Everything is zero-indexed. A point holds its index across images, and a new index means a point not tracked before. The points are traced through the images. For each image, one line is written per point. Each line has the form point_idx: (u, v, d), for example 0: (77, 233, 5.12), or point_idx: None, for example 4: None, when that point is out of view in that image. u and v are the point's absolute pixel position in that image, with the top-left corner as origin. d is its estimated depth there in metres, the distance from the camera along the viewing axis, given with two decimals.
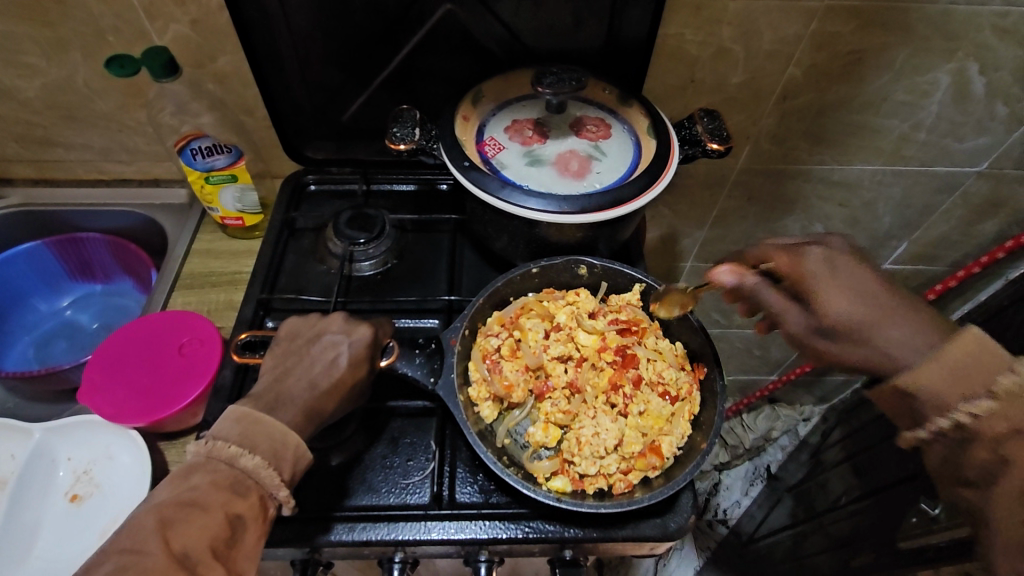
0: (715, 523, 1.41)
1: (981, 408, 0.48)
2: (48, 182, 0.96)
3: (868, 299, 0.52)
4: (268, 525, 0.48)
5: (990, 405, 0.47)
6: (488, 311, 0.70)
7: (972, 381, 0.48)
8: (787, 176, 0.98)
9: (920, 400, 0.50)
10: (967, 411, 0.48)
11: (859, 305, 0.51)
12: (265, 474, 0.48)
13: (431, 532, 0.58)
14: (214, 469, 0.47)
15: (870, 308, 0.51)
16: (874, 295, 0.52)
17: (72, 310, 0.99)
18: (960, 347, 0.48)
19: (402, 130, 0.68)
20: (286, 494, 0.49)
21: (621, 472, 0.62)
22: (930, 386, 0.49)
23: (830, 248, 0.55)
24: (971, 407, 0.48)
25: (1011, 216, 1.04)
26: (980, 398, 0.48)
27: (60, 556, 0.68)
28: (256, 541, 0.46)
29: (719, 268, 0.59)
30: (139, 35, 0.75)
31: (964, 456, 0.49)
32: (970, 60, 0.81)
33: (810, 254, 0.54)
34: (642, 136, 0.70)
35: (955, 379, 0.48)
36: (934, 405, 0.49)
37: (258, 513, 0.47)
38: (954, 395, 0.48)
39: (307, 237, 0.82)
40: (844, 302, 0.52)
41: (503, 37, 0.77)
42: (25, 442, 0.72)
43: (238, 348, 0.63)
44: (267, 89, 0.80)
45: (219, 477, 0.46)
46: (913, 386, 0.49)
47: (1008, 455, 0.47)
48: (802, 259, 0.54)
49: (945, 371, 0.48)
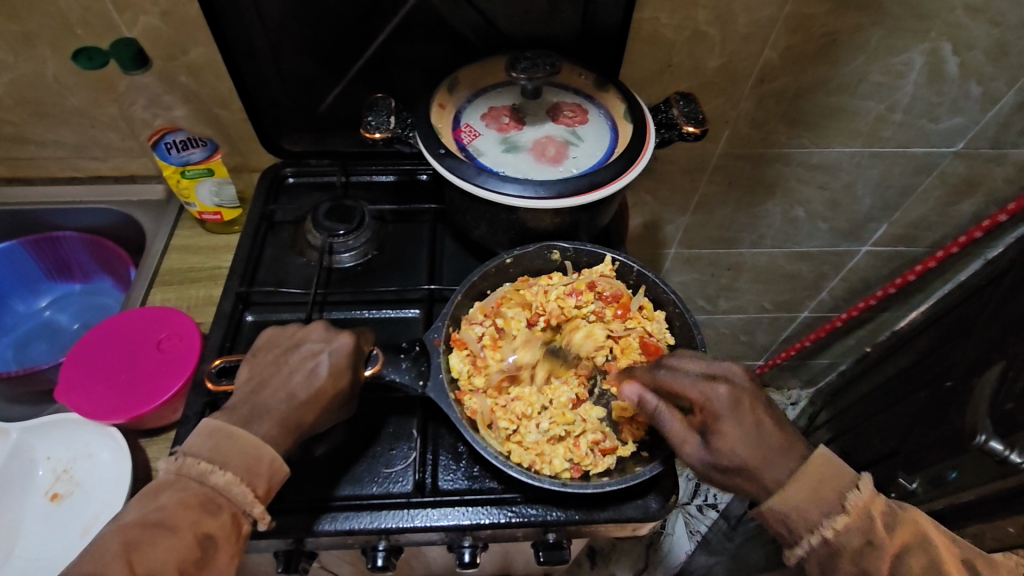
0: (704, 508, 1.41)
1: (840, 525, 0.50)
2: (22, 181, 0.95)
3: (755, 440, 0.53)
4: (243, 542, 0.48)
5: (846, 520, 0.50)
6: (469, 303, 0.69)
7: (825, 497, 0.51)
8: (766, 159, 0.98)
9: (789, 519, 0.51)
10: (830, 527, 0.50)
11: (748, 446, 0.52)
12: (238, 491, 0.48)
13: (414, 519, 0.59)
14: (184, 487, 0.47)
15: (761, 440, 0.53)
16: (736, 438, 0.53)
17: (51, 310, 0.98)
18: (815, 471, 0.51)
19: (377, 118, 0.67)
20: (261, 511, 0.49)
21: (593, 453, 0.62)
22: (793, 506, 0.51)
23: (737, 386, 0.55)
24: (833, 524, 0.50)
25: (989, 195, 1.05)
26: (836, 515, 0.50)
27: (41, 555, 0.67)
28: (229, 560, 0.46)
29: (626, 385, 0.58)
30: (108, 27, 0.74)
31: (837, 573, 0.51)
32: (943, 40, 0.82)
33: (719, 395, 0.54)
34: (618, 120, 0.70)
35: (816, 495, 0.51)
36: (801, 524, 0.51)
37: (230, 532, 0.47)
38: (814, 512, 0.50)
39: (286, 230, 0.81)
40: (737, 444, 0.53)
41: (480, 25, 0.77)
42: (3, 442, 0.71)
43: (215, 375, 0.61)
44: (241, 81, 0.80)
45: (188, 496, 0.46)
46: (781, 506, 0.51)
47: (869, 565, 0.50)
48: (711, 402, 0.54)
49: (804, 491, 0.51)
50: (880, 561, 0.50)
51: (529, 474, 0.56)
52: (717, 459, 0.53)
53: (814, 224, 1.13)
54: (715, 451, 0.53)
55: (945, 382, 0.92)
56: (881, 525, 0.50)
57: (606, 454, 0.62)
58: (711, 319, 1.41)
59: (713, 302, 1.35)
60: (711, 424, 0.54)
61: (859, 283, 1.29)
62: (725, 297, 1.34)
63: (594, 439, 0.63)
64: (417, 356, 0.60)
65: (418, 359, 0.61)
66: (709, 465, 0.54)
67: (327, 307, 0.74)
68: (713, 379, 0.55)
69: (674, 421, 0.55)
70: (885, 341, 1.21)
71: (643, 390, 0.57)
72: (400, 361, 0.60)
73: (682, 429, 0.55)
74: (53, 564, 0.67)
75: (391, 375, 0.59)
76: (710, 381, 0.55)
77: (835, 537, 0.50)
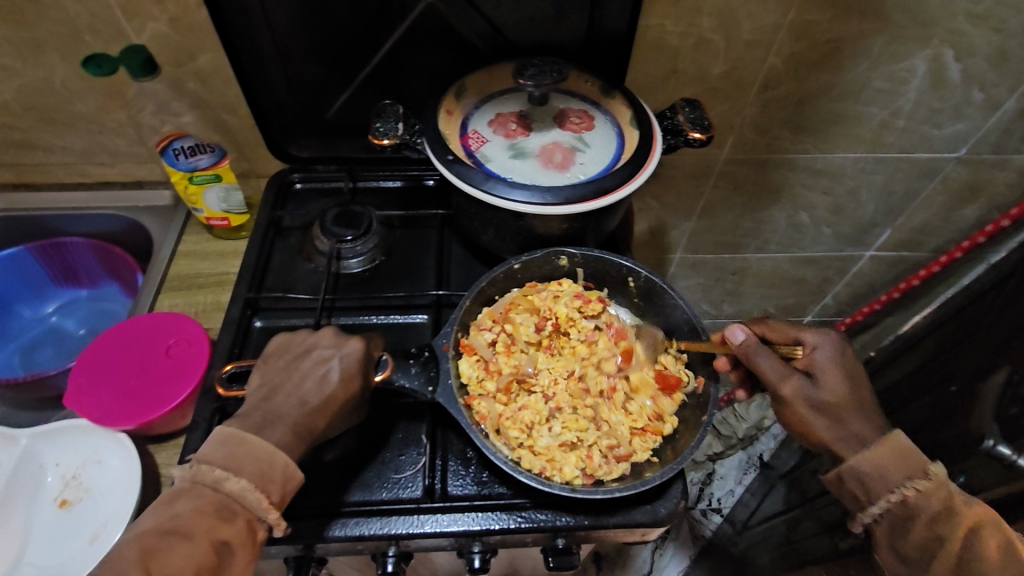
0: (708, 513, 1.39)
1: (921, 487, 0.53)
2: (29, 187, 0.95)
3: (852, 389, 0.58)
4: (258, 548, 0.49)
5: (928, 487, 0.53)
6: (478, 308, 0.69)
7: (908, 462, 0.54)
8: (770, 165, 0.98)
9: (868, 478, 0.55)
10: (910, 488, 0.53)
11: (847, 392, 0.58)
12: (252, 497, 0.48)
13: (424, 525, 0.59)
14: (199, 494, 0.47)
15: (857, 392, 0.59)
16: (855, 384, 0.59)
17: (57, 316, 0.99)
18: (893, 444, 0.55)
19: (386, 124, 0.68)
20: (276, 517, 0.49)
21: (604, 460, 0.62)
22: (874, 465, 0.54)
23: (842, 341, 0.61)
24: (915, 485, 0.53)
25: (992, 200, 1.06)
26: (917, 478, 0.53)
27: (50, 561, 0.68)
28: (246, 566, 0.46)
29: (733, 327, 0.62)
30: (118, 35, 0.74)
31: (906, 536, 0.53)
32: (945, 47, 0.82)
33: (827, 342, 0.61)
34: (624, 126, 0.71)
35: (895, 460, 0.54)
36: (881, 484, 0.54)
37: (245, 539, 0.47)
38: (896, 473, 0.54)
39: (294, 236, 0.81)
40: (836, 386, 0.58)
41: (486, 32, 0.77)
42: (12, 448, 0.72)
43: (225, 381, 0.61)
44: (248, 88, 0.80)
45: (203, 503, 0.46)
46: (863, 462, 0.55)
47: (943, 531, 0.51)
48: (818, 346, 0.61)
49: (885, 456, 0.54)
50: (953, 533, 0.51)
51: (538, 480, 0.56)
52: (819, 396, 0.58)
53: (817, 229, 1.13)
54: (818, 389, 0.58)
55: (950, 387, 0.92)
56: (963, 502, 0.52)
57: (620, 461, 0.63)
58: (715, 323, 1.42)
59: (717, 306, 1.36)
60: (816, 366, 0.60)
61: (863, 288, 1.30)
62: (729, 302, 1.34)
63: (606, 448, 0.64)
64: (426, 361, 0.60)
65: (428, 364, 0.60)
66: (808, 402, 0.58)
67: (335, 313, 0.74)
68: (821, 332, 0.62)
69: (773, 360, 0.60)
70: (888, 346, 1.22)
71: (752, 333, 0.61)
72: (410, 367, 0.60)
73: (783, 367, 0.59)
74: (61, 570, 0.67)
75: (401, 380, 0.59)
76: (825, 333, 0.62)
77: (916, 498, 0.53)
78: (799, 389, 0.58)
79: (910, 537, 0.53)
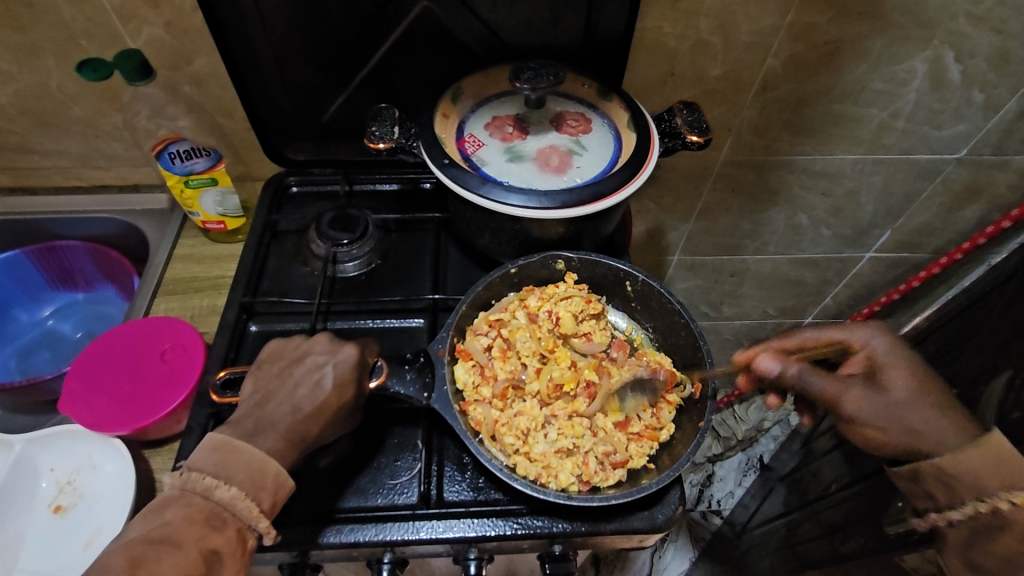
0: (709, 514, 1.40)
1: (1019, 499, 0.52)
2: (25, 191, 0.95)
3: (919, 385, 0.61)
4: (248, 557, 0.48)
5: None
6: (474, 313, 0.69)
7: (1007, 472, 0.54)
8: (769, 167, 0.98)
9: (957, 480, 0.56)
10: (1009, 499, 0.53)
11: (914, 389, 0.60)
12: (242, 506, 0.47)
13: (419, 531, 0.58)
14: (188, 503, 0.47)
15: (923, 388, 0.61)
16: (917, 378, 0.61)
17: (54, 319, 0.98)
18: (987, 449, 0.55)
19: (381, 128, 0.67)
20: (266, 525, 0.48)
21: (602, 467, 0.62)
22: (970, 471, 0.55)
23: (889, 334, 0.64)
24: (1012, 496, 0.53)
25: (993, 202, 1.05)
26: (1016, 489, 0.53)
27: (43, 567, 0.67)
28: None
29: (762, 355, 0.61)
30: (113, 38, 0.74)
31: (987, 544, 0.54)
32: (945, 48, 0.82)
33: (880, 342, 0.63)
34: (621, 129, 0.70)
35: (995, 468, 0.54)
36: (973, 488, 0.55)
37: (235, 548, 0.47)
38: (993, 482, 0.54)
39: (290, 239, 0.81)
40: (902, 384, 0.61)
41: (482, 34, 0.77)
42: (6, 454, 0.71)
43: (219, 388, 0.60)
44: (244, 91, 0.80)
45: (193, 511, 0.46)
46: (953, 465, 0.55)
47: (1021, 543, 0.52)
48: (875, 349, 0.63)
49: (976, 461, 0.55)
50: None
51: (534, 487, 0.56)
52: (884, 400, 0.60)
53: (817, 231, 1.13)
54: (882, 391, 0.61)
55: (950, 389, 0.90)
56: None
57: (617, 467, 0.62)
58: (715, 325, 1.41)
59: (717, 308, 1.36)
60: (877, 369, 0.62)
61: (863, 289, 1.29)
62: (729, 303, 1.34)
63: (602, 454, 0.63)
64: (422, 367, 0.60)
65: (423, 370, 0.60)
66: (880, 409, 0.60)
67: (331, 317, 0.74)
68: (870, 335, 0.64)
69: (823, 377, 0.61)
70: None
71: (782, 358, 0.60)
72: (405, 373, 0.59)
73: (835, 382, 0.61)
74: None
75: (396, 386, 0.59)
76: (875, 331, 0.64)
77: (1011, 509, 0.53)
78: (853, 397, 0.61)
79: (992, 547, 0.54)
